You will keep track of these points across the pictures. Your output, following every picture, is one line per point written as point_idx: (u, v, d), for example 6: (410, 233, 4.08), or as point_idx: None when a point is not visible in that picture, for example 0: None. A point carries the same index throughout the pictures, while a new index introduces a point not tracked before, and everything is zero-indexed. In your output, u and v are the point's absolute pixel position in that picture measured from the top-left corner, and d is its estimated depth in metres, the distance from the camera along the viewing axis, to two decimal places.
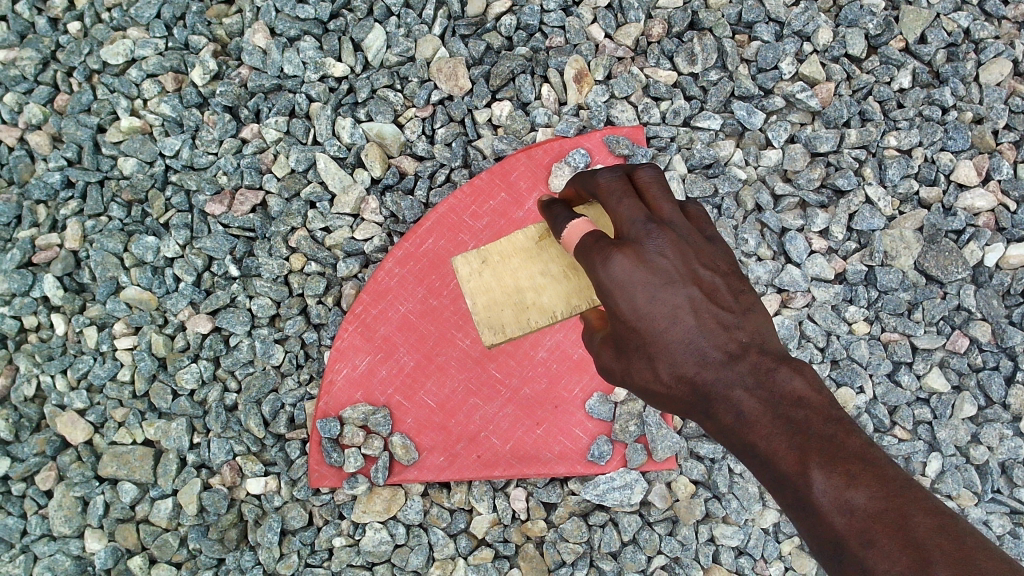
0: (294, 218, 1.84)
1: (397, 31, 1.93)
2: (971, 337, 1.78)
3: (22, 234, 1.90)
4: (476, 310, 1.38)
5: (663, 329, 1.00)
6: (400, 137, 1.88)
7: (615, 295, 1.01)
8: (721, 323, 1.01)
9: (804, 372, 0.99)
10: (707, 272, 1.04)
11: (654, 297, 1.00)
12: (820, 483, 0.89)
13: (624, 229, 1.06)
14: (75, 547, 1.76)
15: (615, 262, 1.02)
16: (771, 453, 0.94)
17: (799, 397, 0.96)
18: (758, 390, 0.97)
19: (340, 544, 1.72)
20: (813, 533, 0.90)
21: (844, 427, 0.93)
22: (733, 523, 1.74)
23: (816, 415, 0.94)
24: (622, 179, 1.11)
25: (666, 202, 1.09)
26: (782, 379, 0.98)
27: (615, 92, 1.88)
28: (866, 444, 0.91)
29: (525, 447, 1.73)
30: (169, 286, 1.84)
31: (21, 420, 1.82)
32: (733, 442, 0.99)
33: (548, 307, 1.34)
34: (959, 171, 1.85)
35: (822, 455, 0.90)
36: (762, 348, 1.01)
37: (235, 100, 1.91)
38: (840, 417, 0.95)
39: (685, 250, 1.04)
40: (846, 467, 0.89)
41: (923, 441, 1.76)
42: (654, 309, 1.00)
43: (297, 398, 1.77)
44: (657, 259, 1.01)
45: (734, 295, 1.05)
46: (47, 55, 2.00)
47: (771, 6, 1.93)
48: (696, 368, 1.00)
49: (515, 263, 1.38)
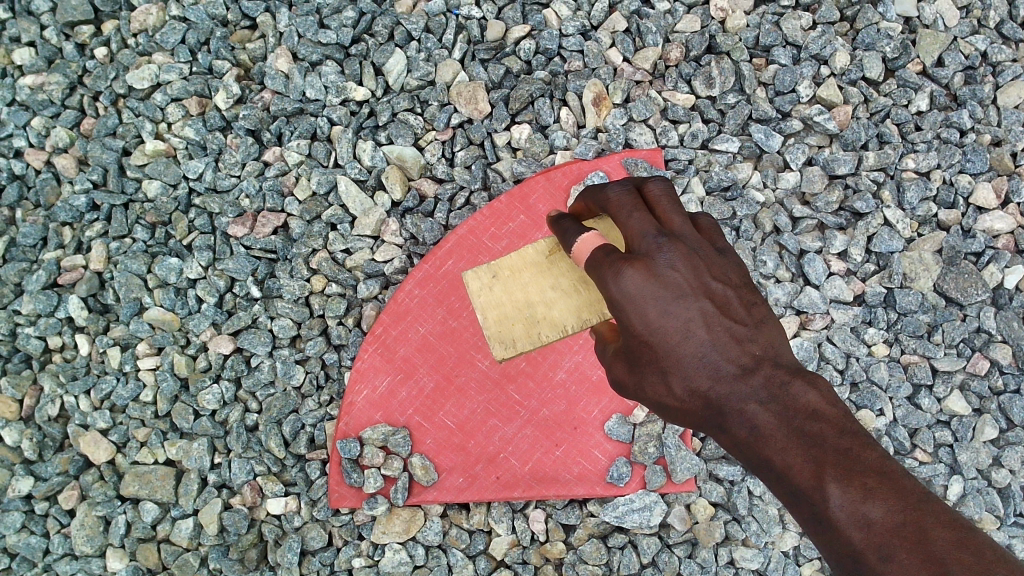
0: (315, 239, 1.86)
1: (417, 56, 1.96)
2: (991, 359, 1.78)
3: (48, 255, 1.92)
4: (487, 326, 1.38)
5: (676, 343, 1.00)
6: (420, 159, 1.90)
7: (626, 309, 1.02)
8: (733, 337, 1.01)
9: (818, 384, 0.98)
10: (718, 285, 1.04)
11: (665, 311, 1.00)
12: (836, 496, 0.88)
13: (635, 243, 1.07)
14: (96, 566, 1.77)
15: (626, 275, 1.02)
16: (786, 468, 0.93)
17: (814, 409, 0.95)
18: (772, 404, 0.96)
19: (360, 565, 1.73)
20: (830, 548, 0.89)
21: (860, 440, 0.91)
22: (753, 545, 1.74)
23: (832, 427, 0.93)
24: (632, 194, 1.12)
25: (676, 215, 1.09)
26: (796, 392, 0.97)
27: (634, 116, 1.89)
28: (882, 457, 0.90)
29: (544, 468, 1.73)
30: (192, 307, 1.86)
31: (44, 440, 1.84)
32: (747, 455, 0.98)
33: (558, 321, 1.33)
34: (979, 193, 1.86)
35: (837, 468, 0.89)
36: (775, 360, 1.01)
37: (258, 124, 1.94)
38: (856, 429, 0.93)
39: (696, 263, 1.04)
40: (862, 480, 0.88)
41: (945, 463, 1.75)
42: (666, 322, 1.00)
43: (317, 419, 1.79)
44: (668, 273, 1.02)
45: (747, 308, 1.05)
46: (74, 80, 2.03)
47: (789, 29, 1.94)
48: (710, 382, 1.00)
49: (527, 278, 1.38)
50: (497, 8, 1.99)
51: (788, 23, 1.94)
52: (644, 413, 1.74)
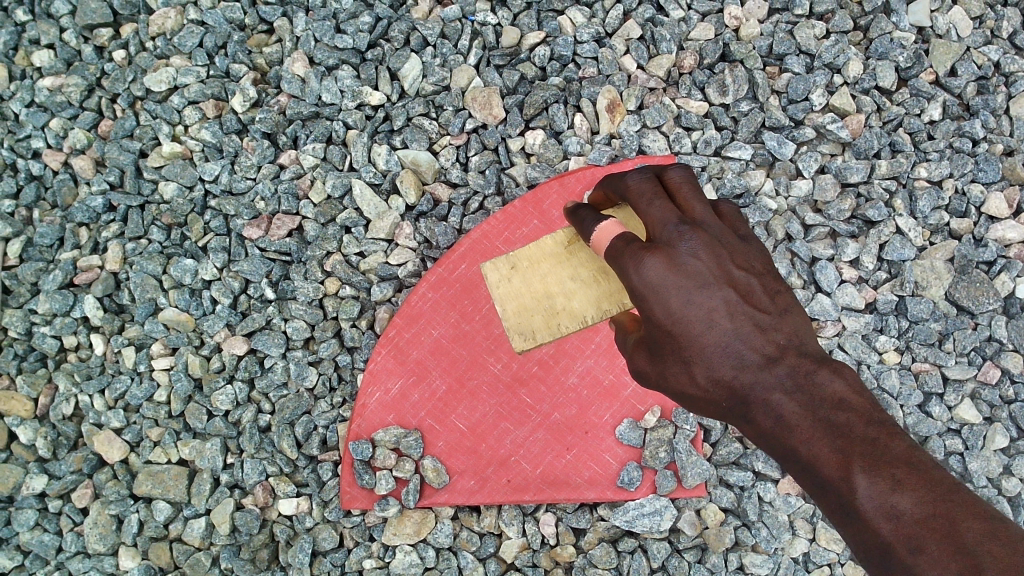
0: (329, 242, 1.87)
1: (433, 61, 1.98)
2: (1003, 368, 1.79)
3: (64, 255, 1.94)
4: (506, 317, 1.38)
5: (699, 333, 1.00)
6: (435, 164, 1.91)
7: (648, 298, 1.02)
8: (757, 326, 1.01)
9: (844, 373, 0.98)
10: (741, 273, 1.04)
11: (688, 300, 1.00)
12: (864, 488, 0.88)
13: (656, 232, 1.07)
14: (109, 564, 1.77)
15: (648, 264, 1.02)
16: (813, 459, 0.93)
17: (840, 399, 0.95)
18: (798, 393, 0.97)
19: (371, 566, 1.74)
20: (858, 539, 0.90)
21: (888, 429, 0.91)
22: (763, 551, 1.74)
23: (859, 417, 0.93)
24: (651, 181, 1.12)
25: (698, 203, 1.10)
26: (822, 381, 0.97)
27: (647, 122, 1.91)
28: (911, 447, 0.90)
29: (555, 472, 1.74)
30: (206, 308, 1.88)
31: (59, 438, 1.85)
32: (773, 445, 0.99)
33: (578, 312, 1.34)
34: (991, 203, 1.86)
35: (865, 459, 0.89)
36: (800, 350, 1.01)
37: (274, 127, 1.96)
38: (883, 419, 0.93)
39: (718, 251, 1.04)
40: (890, 471, 0.88)
41: (956, 471, 1.76)
42: (689, 313, 1.00)
43: (330, 420, 1.80)
44: (690, 262, 1.02)
45: (771, 296, 1.05)
46: (93, 82, 2.05)
47: (802, 38, 1.95)
48: (733, 372, 1.00)
49: (544, 269, 1.38)
50: (513, 15, 2.00)
51: (801, 32, 1.96)
52: (655, 418, 1.74)
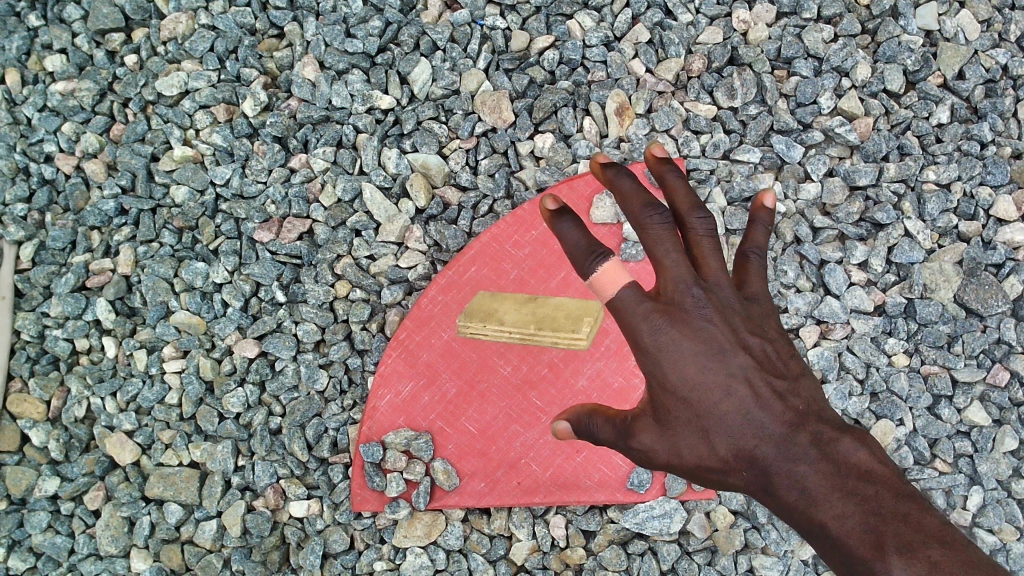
0: (340, 245, 1.89)
1: (442, 65, 1.98)
2: (1012, 371, 1.79)
3: (77, 259, 1.95)
4: None
5: (717, 402, 1.02)
6: (444, 167, 1.92)
7: (662, 364, 1.04)
8: (776, 393, 1.03)
9: (865, 442, 1.00)
10: (755, 339, 1.07)
11: (705, 370, 1.03)
12: (900, 570, 0.89)
13: (671, 290, 1.07)
14: (120, 566, 1.79)
15: (662, 328, 1.04)
16: (842, 535, 0.94)
17: (865, 469, 0.97)
18: (823, 464, 0.98)
19: (381, 568, 1.76)
20: None
21: (916, 504, 0.94)
22: (772, 553, 1.74)
23: (887, 490, 0.95)
24: (670, 228, 1.09)
25: (714, 260, 1.10)
26: (845, 449, 0.99)
27: (655, 126, 1.92)
28: (941, 522, 0.92)
29: (565, 475, 1.75)
30: (218, 310, 1.89)
31: (71, 441, 1.86)
32: (796, 519, 0.99)
33: None
34: (999, 206, 1.87)
35: (899, 539, 0.91)
36: (819, 417, 1.03)
37: (284, 131, 1.97)
38: (907, 491, 0.96)
39: (732, 318, 1.07)
40: (926, 552, 0.89)
41: (965, 474, 1.77)
42: (707, 383, 1.03)
43: (341, 423, 1.81)
44: (706, 328, 1.04)
45: (785, 361, 1.07)
46: (105, 87, 2.06)
47: (810, 41, 1.96)
48: (755, 442, 1.01)
49: None
50: (522, 19, 2.01)
51: (809, 36, 1.96)
52: None
